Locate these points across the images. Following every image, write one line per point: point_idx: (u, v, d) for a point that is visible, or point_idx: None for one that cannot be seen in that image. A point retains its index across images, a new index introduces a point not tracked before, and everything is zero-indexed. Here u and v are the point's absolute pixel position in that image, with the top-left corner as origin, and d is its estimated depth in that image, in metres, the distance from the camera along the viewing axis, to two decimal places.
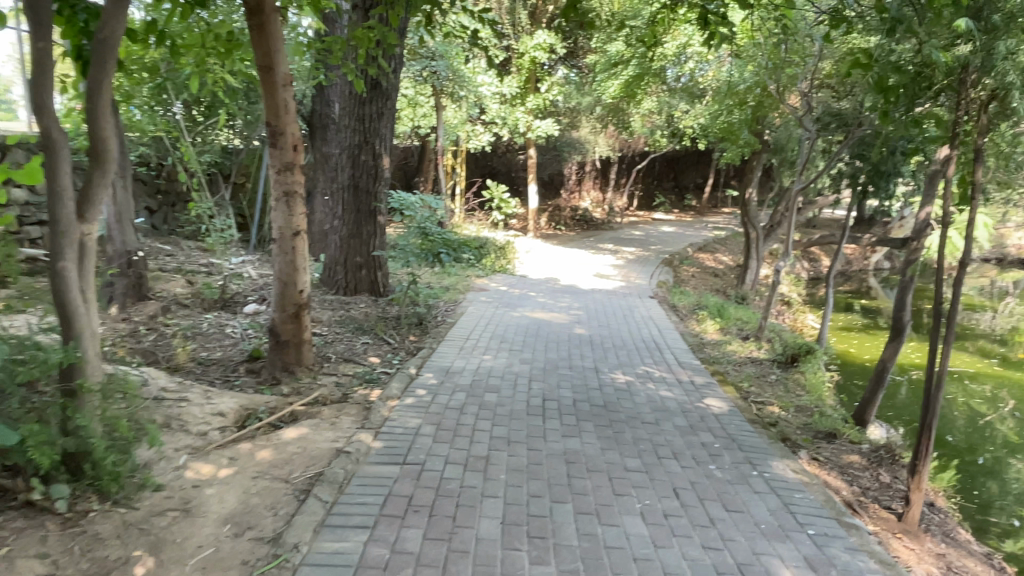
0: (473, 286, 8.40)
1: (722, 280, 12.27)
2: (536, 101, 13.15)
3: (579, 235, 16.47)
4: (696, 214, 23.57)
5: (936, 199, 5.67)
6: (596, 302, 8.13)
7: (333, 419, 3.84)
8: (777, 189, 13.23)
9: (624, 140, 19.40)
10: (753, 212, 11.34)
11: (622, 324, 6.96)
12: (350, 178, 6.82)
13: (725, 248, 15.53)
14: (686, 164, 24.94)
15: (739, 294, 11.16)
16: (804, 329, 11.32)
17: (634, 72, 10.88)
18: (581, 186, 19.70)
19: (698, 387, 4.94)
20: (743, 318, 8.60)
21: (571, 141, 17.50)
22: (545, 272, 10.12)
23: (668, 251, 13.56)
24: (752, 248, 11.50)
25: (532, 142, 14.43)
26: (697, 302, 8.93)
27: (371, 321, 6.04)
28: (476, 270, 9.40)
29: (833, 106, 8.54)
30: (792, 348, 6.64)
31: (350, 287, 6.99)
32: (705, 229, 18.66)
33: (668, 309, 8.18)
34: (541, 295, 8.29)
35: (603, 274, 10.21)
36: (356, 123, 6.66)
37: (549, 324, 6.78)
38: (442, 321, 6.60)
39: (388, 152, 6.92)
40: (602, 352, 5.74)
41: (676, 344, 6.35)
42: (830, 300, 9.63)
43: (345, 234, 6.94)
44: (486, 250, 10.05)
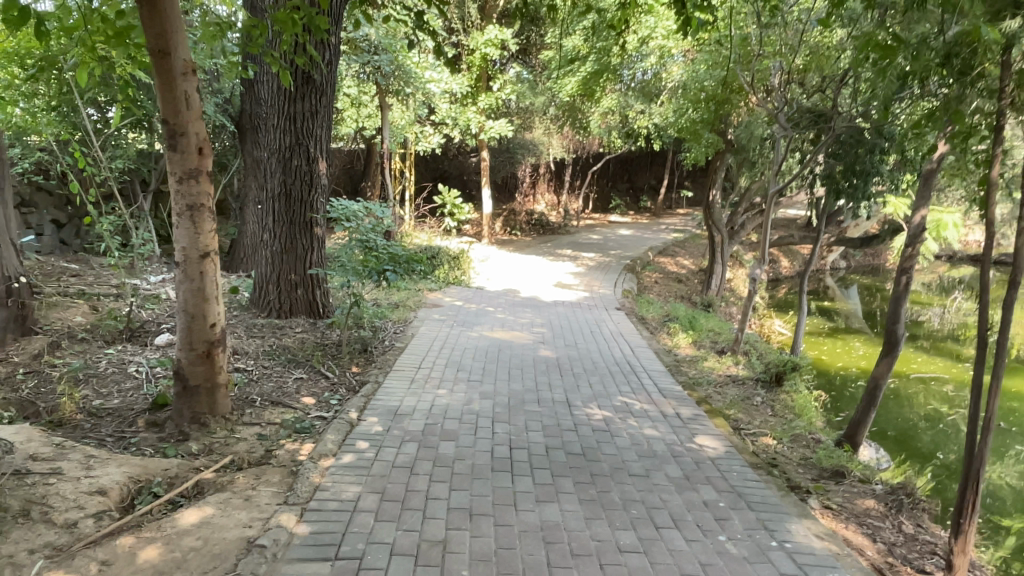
0: (425, 302, 7.63)
1: (687, 285, 11.79)
2: (489, 100, 12.46)
3: (536, 240, 15.85)
4: (652, 216, 23.23)
5: (930, 202, 5.19)
6: (561, 316, 7.46)
7: (249, 492, 3.05)
8: (738, 190, 12.88)
9: (578, 141, 18.92)
10: (717, 214, 10.89)
11: (591, 342, 6.29)
12: (281, 184, 5.95)
13: (685, 251, 15.13)
14: (640, 166, 24.64)
15: (705, 300, 10.68)
16: (772, 335, 10.91)
17: (592, 68, 10.30)
18: (535, 188, 19.45)
19: (685, 421, 4.30)
20: (715, 330, 8.07)
21: (525, 142, 16.88)
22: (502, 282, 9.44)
23: (629, 255, 13.05)
24: (717, 252, 11.05)
25: (485, 144, 13.75)
26: (666, 313, 8.37)
27: (307, 350, 5.24)
28: (428, 282, 8.65)
29: (803, 103, 8.11)
30: (775, 365, 6.10)
31: (283, 309, 6.15)
32: (662, 232, 18.29)
33: (636, 322, 7.59)
34: (501, 310, 7.58)
35: (565, 283, 9.59)
36: (286, 122, 5.82)
37: (512, 345, 6.06)
38: (390, 346, 5.82)
39: (325, 155, 6.10)
40: (573, 379, 5.06)
41: (654, 365, 5.71)
42: (802, 306, 9.19)
43: (277, 249, 6.08)
44: (439, 261, 9.31)
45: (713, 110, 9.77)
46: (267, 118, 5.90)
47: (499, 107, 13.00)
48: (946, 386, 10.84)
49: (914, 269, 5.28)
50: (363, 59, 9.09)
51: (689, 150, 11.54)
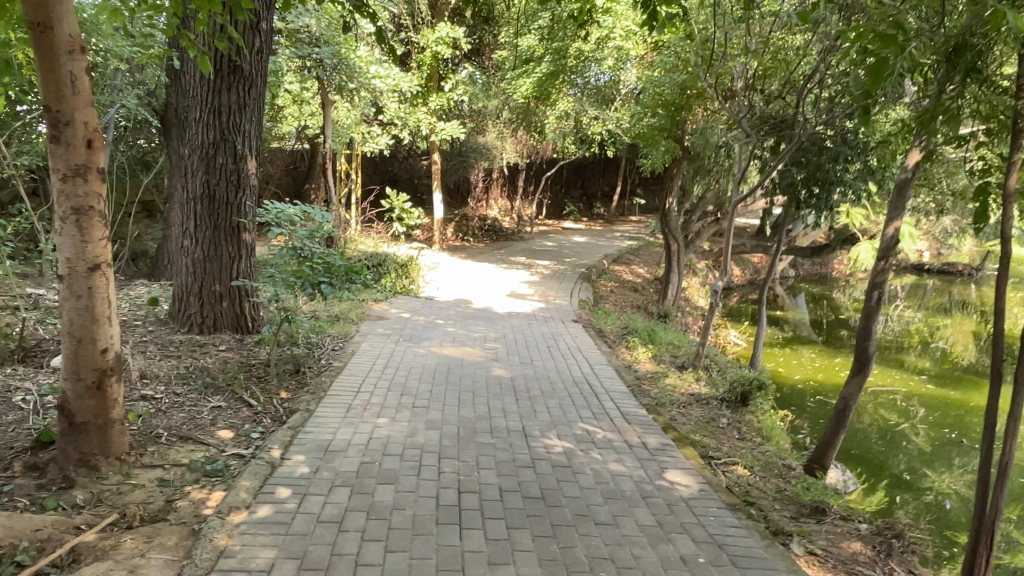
0: (369, 314, 7.07)
1: (643, 294, 11.51)
2: (440, 101, 11.97)
3: (489, 246, 15.40)
4: (606, 223, 23.04)
5: (904, 213, 4.94)
6: (515, 330, 6.99)
7: (137, 561, 2.48)
8: (694, 197, 12.69)
9: (532, 146, 18.58)
10: (674, 222, 10.63)
11: (548, 359, 5.84)
12: (204, 185, 5.34)
13: (640, 259, 14.90)
14: (593, 172, 24.48)
15: (662, 310, 10.38)
16: (728, 346, 10.69)
17: (548, 69, 9.93)
18: (487, 193, 19.04)
19: (653, 452, 3.89)
20: (675, 343, 7.75)
21: (478, 146, 16.44)
22: (453, 291, 8.94)
23: (584, 263, 12.72)
24: (674, 260, 10.78)
25: (436, 147, 13.24)
26: (624, 325, 8.01)
27: (229, 374, 4.65)
28: (373, 292, 8.09)
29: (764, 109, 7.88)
30: (741, 383, 5.78)
31: (207, 324, 5.53)
32: (616, 239, 18.08)
33: (594, 336, 7.20)
34: (451, 322, 7.07)
35: (518, 293, 9.14)
36: (211, 116, 5.22)
37: (463, 363, 5.57)
38: (326, 365, 5.26)
39: (256, 153, 5.52)
40: (528, 403, 4.60)
41: (615, 384, 5.31)
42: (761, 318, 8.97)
43: (199, 257, 5.45)
44: (385, 268, 8.75)
45: (672, 114, 9.51)
46: (189, 111, 5.28)
47: (451, 108, 12.52)
48: (898, 396, 10.83)
49: (886, 284, 5.03)
50: (303, 52, 8.50)
51: (646, 156, 11.28)
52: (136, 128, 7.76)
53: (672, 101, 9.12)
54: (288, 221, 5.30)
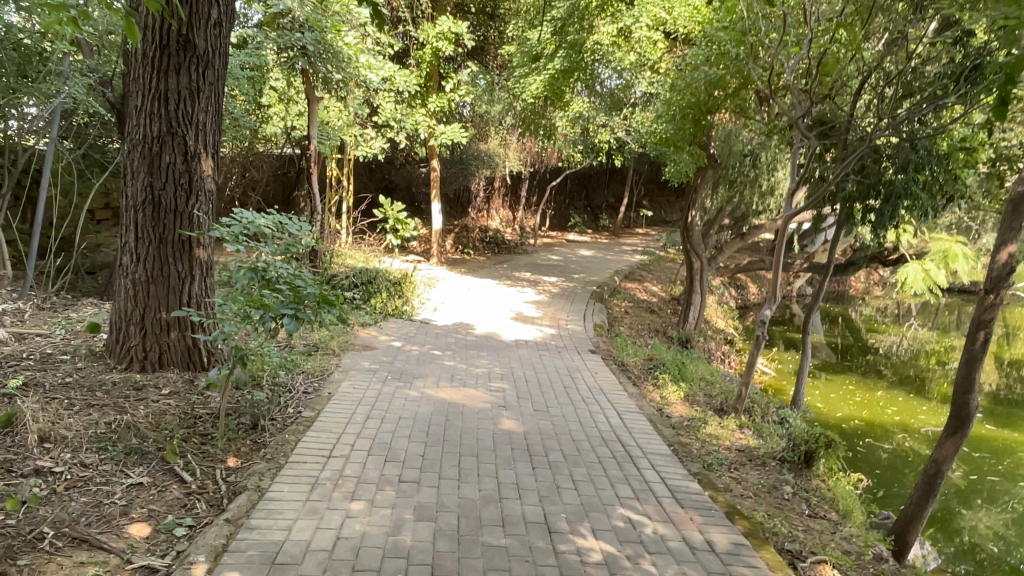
0: (354, 343, 6.02)
1: (661, 316, 10.47)
2: (440, 102, 10.99)
3: (491, 260, 14.37)
4: (612, 235, 22.04)
5: (1021, 234, 3.93)
6: (526, 363, 5.94)
7: None
8: (715, 209, 11.70)
9: (536, 153, 17.63)
10: (696, 238, 9.65)
11: (568, 406, 4.80)
12: (146, 189, 4.30)
13: (653, 275, 13.88)
14: (597, 182, 23.54)
15: (684, 335, 9.37)
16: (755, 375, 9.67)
17: (562, 66, 8.99)
18: (488, 204, 18.07)
19: (723, 559, 2.86)
20: (709, 379, 6.70)
21: (480, 153, 15.49)
22: (451, 313, 7.90)
23: (595, 280, 11.70)
24: (696, 280, 9.76)
25: (435, 152, 12.26)
26: (649, 356, 6.96)
27: (162, 434, 3.59)
28: (361, 314, 7.06)
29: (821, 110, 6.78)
30: (803, 438, 4.73)
31: (150, 360, 4.50)
32: (624, 253, 17.08)
33: (616, 370, 6.16)
34: (449, 354, 6.00)
35: (525, 316, 8.10)
36: (155, 102, 4.20)
37: (463, 410, 4.52)
38: (293, 415, 4.19)
39: (213, 150, 4.51)
40: (549, 475, 3.55)
41: (654, 442, 4.26)
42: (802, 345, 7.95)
43: (141, 278, 4.42)
44: (375, 287, 7.70)
45: (700, 115, 8.52)
46: (128, 95, 4.25)
47: (452, 110, 11.55)
48: None
49: (994, 323, 4.00)
50: (285, 39, 7.52)
51: (666, 165, 10.30)
52: (92, 123, 6.73)
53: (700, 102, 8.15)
54: (259, 231, 4.40)
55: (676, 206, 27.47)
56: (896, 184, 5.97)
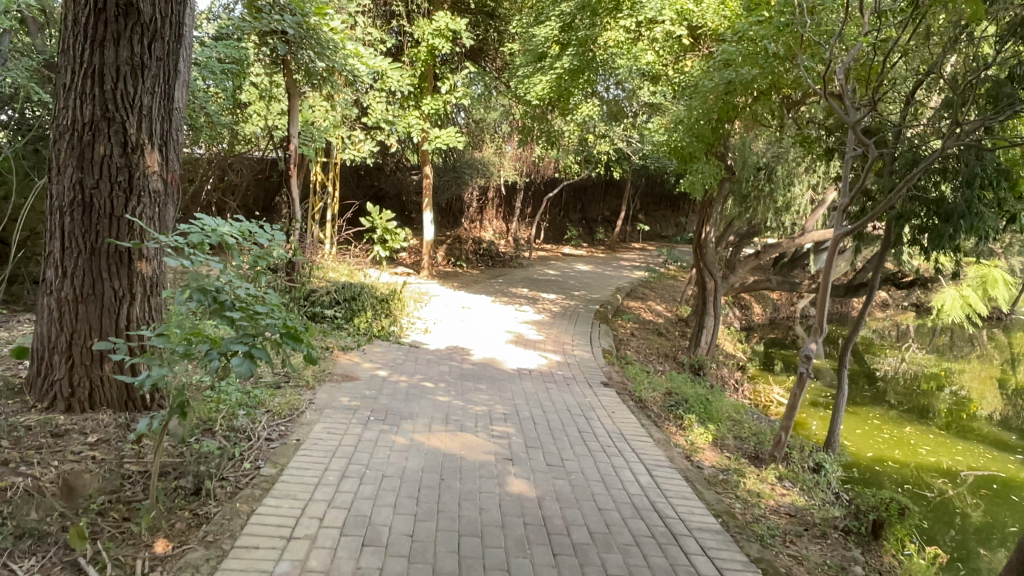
0: (333, 373, 5.18)
1: (670, 339, 9.68)
2: (434, 104, 10.23)
3: (485, 274, 13.55)
4: (608, 249, 21.31)
5: None
6: (533, 398, 5.11)
7: None
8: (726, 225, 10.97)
9: (532, 162, 16.92)
10: (710, 255, 8.93)
11: (587, 459, 3.98)
12: (75, 187, 3.48)
13: (656, 294, 13.12)
14: (593, 195, 22.82)
15: (695, 361, 8.70)
16: (771, 407, 8.88)
17: (570, 65, 8.49)
18: (481, 214, 17.31)
19: None
20: (735, 417, 5.91)
21: (474, 161, 14.75)
22: (444, 335, 7.06)
23: (596, 299, 10.93)
24: (709, 301, 8.95)
25: (428, 158, 11.48)
26: (666, 389, 6.16)
27: (74, 504, 2.75)
28: (343, 338, 6.23)
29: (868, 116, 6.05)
30: (869, 503, 3.94)
31: (78, 398, 3.65)
32: (623, 269, 16.34)
33: (633, 407, 5.37)
34: (444, 387, 5.18)
35: (525, 340, 7.28)
36: (87, 80, 3.41)
37: (461, 464, 3.69)
38: (250, 474, 3.36)
39: (163, 142, 3.69)
40: (577, 569, 2.73)
41: (695, 512, 3.46)
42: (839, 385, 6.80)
43: (68, 297, 3.57)
44: (360, 305, 6.91)
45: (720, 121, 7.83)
46: (55, 72, 3.45)
47: (448, 113, 10.80)
48: None
49: None
50: (263, 23, 6.75)
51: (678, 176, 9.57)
52: (37, 114, 5.87)
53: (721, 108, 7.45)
54: (221, 241, 3.61)
55: (671, 221, 26.85)
56: (957, 203, 5.24)
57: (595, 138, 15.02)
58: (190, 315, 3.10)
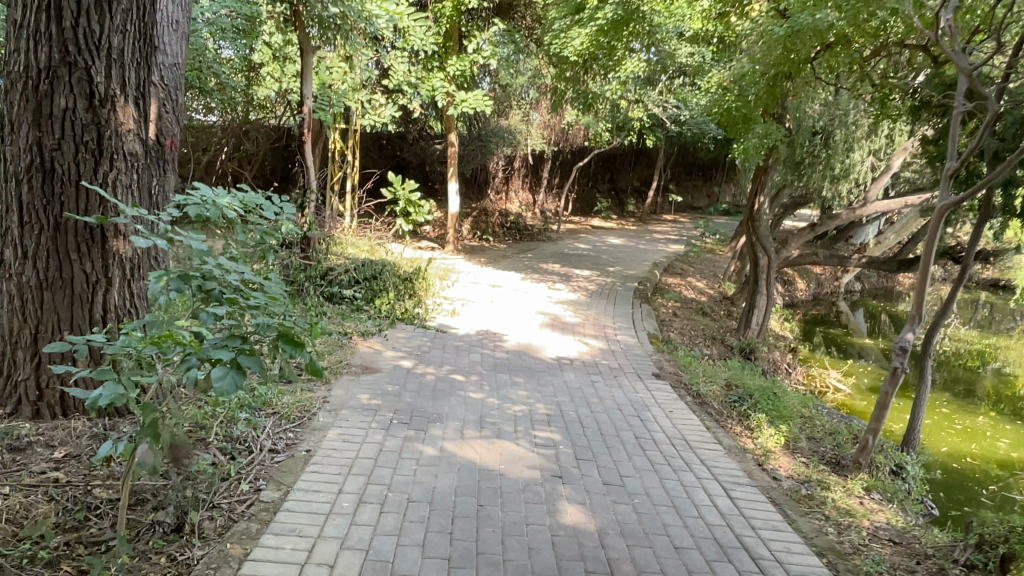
0: (350, 365, 4.56)
1: (716, 319, 8.93)
2: (461, 65, 9.46)
3: (513, 247, 12.85)
4: (639, 221, 20.44)
5: None
6: (578, 395, 4.45)
7: None
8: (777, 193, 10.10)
9: (561, 130, 16.08)
10: (763, 227, 8.15)
11: (651, 476, 3.33)
12: (33, 149, 2.85)
13: (695, 269, 12.34)
14: (623, 164, 21.87)
15: (744, 344, 8.02)
16: (828, 395, 8.13)
17: (613, 15, 7.91)
18: (507, 185, 16.66)
19: None
20: (805, 413, 5.21)
21: (500, 130, 13.98)
22: (474, 318, 6.41)
23: (634, 275, 10.20)
24: (761, 278, 8.20)
25: (453, 125, 10.75)
26: (724, 380, 5.47)
27: (20, 552, 2.18)
28: (362, 323, 5.61)
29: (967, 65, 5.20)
30: (995, 533, 3.25)
31: (45, 402, 3.08)
32: (658, 242, 15.54)
33: (693, 404, 4.69)
34: (476, 380, 4.54)
35: (562, 322, 6.59)
36: (43, 15, 2.75)
37: (502, 484, 3.06)
38: (247, 500, 2.75)
39: (143, 93, 3.08)
40: None
41: (794, 551, 2.80)
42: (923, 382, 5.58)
43: (30, 283, 2.98)
44: (381, 284, 6.29)
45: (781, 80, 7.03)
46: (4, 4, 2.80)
47: (475, 75, 10.04)
48: None
49: None
50: None
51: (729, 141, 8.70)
52: None
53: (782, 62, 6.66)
54: (225, 213, 3.38)
55: (703, 191, 25.85)
56: None
57: (629, 103, 14.14)
58: (165, 308, 2.48)
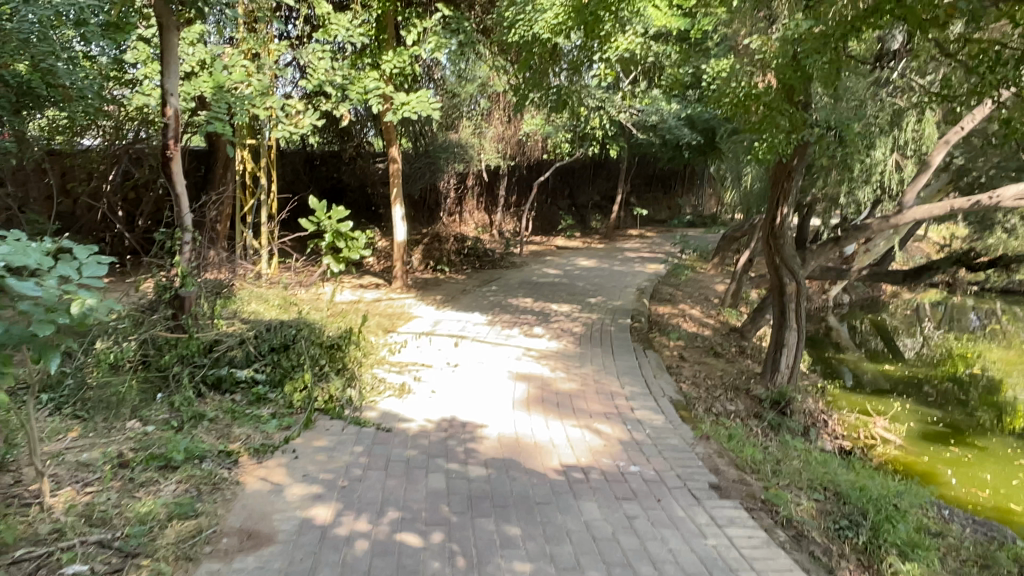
0: (220, 536, 2.64)
1: (731, 360, 7.24)
2: (399, 60, 7.62)
3: (472, 278, 11.02)
4: (605, 238, 18.84)
5: None
6: (617, 563, 2.60)
7: None
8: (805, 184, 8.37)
9: (518, 142, 14.40)
10: (788, 245, 6.47)
11: None
12: None
13: (684, 293, 10.72)
14: (584, 178, 20.34)
15: (775, 394, 6.32)
16: (878, 450, 6.48)
17: None
18: (460, 205, 15.06)
19: None
20: (934, 530, 3.49)
21: (450, 144, 12.22)
22: (430, 397, 4.51)
23: (622, 307, 8.49)
24: (789, 307, 6.53)
25: (393, 137, 8.90)
26: (806, 482, 3.70)
27: None
28: (261, 431, 3.70)
29: None
30: None
31: None
32: (632, 262, 13.94)
33: (792, 549, 2.90)
34: (440, 546, 2.65)
35: (555, 393, 4.74)
36: None
37: None
38: None
39: None
40: None
41: None
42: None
43: None
44: (294, 359, 4.36)
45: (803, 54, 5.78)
46: None
47: (417, 74, 8.24)
48: None
49: None
50: None
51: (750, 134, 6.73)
52: None
53: (809, 32, 5.22)
54: None
55: (663, 204, 24.50)
56: None
57: (591, 110, 12.63)
58: None
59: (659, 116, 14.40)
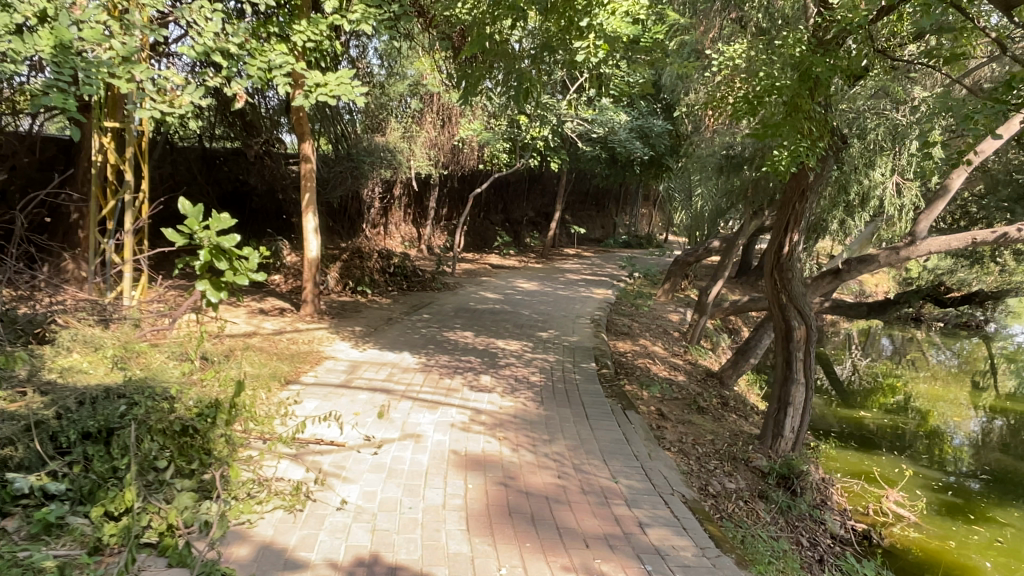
0: None
1: (716, 416, 5.98)
2: (313, 31, 6.05)
3: (398, 302, 9.43)
4: (542, 256, 17.59)
5: None
6: None
7: None
8: None
9: (452, 148, 12.93)
10: (797, 281, 5.27)
11: None
12: None
13: (641, 325, 9.50)
14: (518, 192, 19.05)
15: (780, 466, 5.07)
16: (898, 533, 5.30)
17: None
18: (384, 217, 13.46)
19: None
20: None
21: (375, 146, 10.63)
22: (340, 512, 2.94)
23: (582, 345, 7.13)
24: (795, 356, 5.32)
25: (306, 131, 7.27)
26: None
27: None
28: None
29: None
30: None
31: None
32: (576, 285, 12.68)
33: None
34: None
35: (525, 495, 3.27)
36: None
37: None
38: None
39: None
40: None
41: None
42: None
43: None
44: (119, 456, 2.71)
45: (830, 45, 4.62)
46: None
47: (338, 51, 6.68)
48: None
49: None
50: None
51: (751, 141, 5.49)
52: None
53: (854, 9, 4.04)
54: None
55: (597, 222, 23.45)
56: None
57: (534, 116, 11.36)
58: None
59: (607, 128, 13.27)
